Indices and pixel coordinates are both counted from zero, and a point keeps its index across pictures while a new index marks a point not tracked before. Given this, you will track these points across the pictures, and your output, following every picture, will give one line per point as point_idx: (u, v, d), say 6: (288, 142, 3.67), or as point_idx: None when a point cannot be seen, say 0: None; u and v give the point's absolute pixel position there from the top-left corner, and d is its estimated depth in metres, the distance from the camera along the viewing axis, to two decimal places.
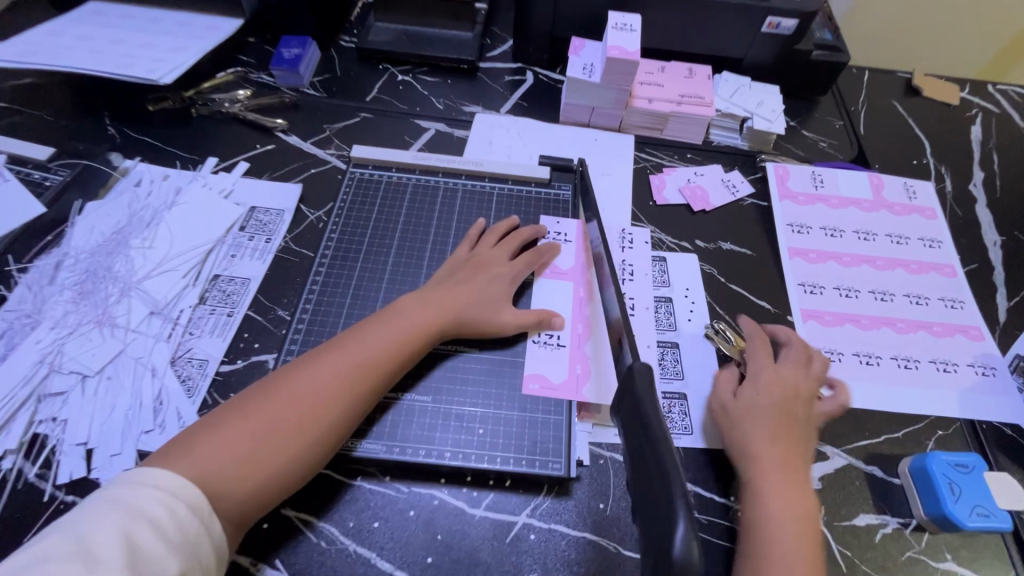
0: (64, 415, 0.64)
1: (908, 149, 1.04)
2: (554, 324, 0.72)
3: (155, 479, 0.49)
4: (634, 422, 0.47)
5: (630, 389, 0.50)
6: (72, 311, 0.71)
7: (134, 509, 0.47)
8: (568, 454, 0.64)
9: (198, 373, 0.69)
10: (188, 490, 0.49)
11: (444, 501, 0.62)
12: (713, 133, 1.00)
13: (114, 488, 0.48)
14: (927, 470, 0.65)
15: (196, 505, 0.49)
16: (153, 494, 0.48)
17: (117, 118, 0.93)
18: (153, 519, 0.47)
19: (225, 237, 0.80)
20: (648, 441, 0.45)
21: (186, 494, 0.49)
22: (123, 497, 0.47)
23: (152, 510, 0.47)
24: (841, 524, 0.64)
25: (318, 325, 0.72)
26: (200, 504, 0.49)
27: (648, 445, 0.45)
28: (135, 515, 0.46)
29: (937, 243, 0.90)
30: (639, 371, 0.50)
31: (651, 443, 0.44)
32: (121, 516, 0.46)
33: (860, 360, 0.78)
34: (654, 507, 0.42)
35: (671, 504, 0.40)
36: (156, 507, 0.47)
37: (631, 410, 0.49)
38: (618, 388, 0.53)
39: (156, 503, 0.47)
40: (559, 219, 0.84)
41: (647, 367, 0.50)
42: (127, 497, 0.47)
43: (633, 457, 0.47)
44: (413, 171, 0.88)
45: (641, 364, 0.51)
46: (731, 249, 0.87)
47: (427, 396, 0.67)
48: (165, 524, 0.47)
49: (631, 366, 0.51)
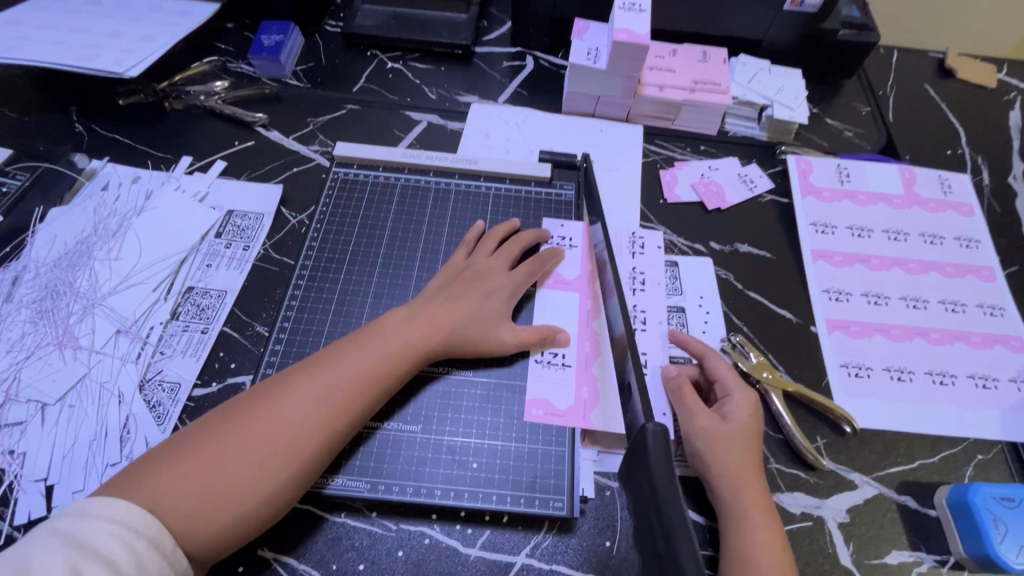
0: (22, 447, 0.59)
1: (942, 137, 0.96)
2: (558, 341, 0.66)
3: (110, 510, 0.44)
4: (645, 498, 0.40)
5: (642, 457, 0.43)
6: (30, 332, 0.66)
7: (85, 545, 0.42)
8: (571, 489, 0.59)
9: (168, 399, 0.63)
10: (148, 523, 0.45)
11: (435, 540, 0.57)
12: (729, 123, 0.92)
13: (66, 518, 0.43)
14: (968, 505, 0.59)
15: (157, 540, 0.45)
16: (108, 528, 0.43)
17: (85, 114, 0.86)
18: (107, 556, 0.42)
19: (200, 245, 0.74)
20: (658, 521, 0.38)
21: (146, 527, 0.44)
22: (75, 531, 0.42)
23: (107, 546, 0.42)
24: (872, 562, 0.59)
25: (298, 342, 0.66)
26: (161, 540, 0.45)
27: (657, 520, 0.38)
28: (85, 551, 0.41)
29: (975, 243, 0.83)
30: (652, 434, 0.43)
31: (661, 516, 0.38)
32: (72, 551, 0.41)
33: (891, 375, 0.71)
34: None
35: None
36: (110, 543, 0.42)
37: (642, 482, 0.42)
38: (627, 454, 0.46)
39: (112, 539, 0.43)
40: (563, 221, 0.77)
41: (663, 428, 0.44)
42: (80, 531, 0.43)
43: (642, 540, 0.40)
44: (402, 170, 0.81)
45: (655, 424, 0.44)
46: (749, 251, 0.80)
47: (415, 425, 0.61)
48: (120, 562, 0.42)
49: (644, 427, 0.44)
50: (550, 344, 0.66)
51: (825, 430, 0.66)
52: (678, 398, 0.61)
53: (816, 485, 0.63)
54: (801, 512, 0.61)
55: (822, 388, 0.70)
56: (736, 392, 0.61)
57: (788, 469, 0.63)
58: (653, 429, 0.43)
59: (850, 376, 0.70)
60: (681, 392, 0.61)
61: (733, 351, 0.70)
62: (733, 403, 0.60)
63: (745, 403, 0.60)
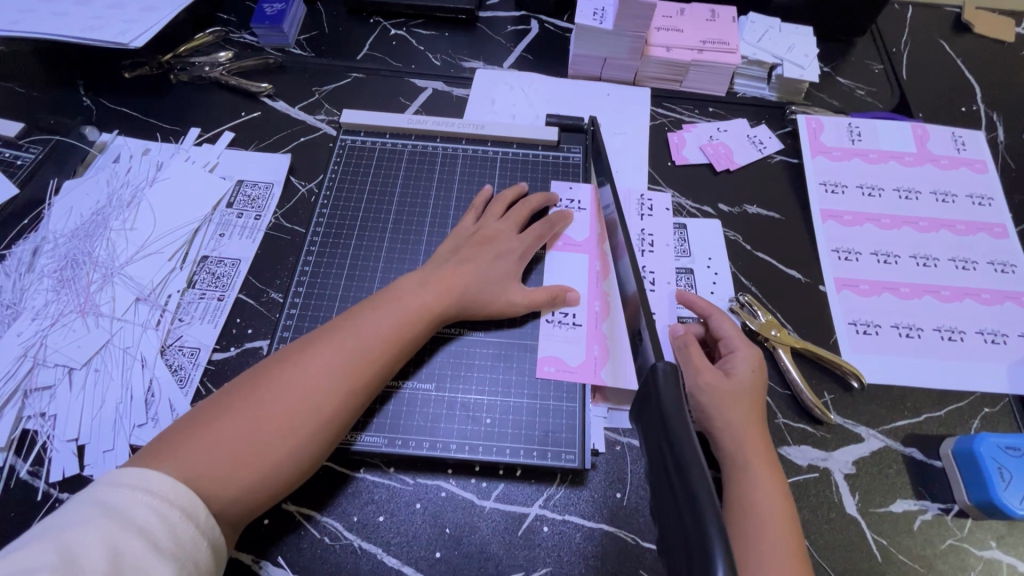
0: (53, 410, 0.61)
1: (956, 94, 0.94)
2: (568, 298, 0.67)
3: (143, 481, 0.44)
4: (656, 437, 0.42)
5: (653, 395, 0.44)
6: (53, 300, 0.68)
7: (123, 516, 0.42)
8: (582, 443, 0.60)
9: (189, 363, 0.65)
10: (180, 493, 0.45)
11: (452, 493, 0.59)
12: (738, 84, 0.91)
13: (100, 489, 0.43)
14: (974, 454, 0.60)
15: (191, 510, 0.45)
16: (143, 500, 0.43)
17: (92, 88, 0.86)
18: (144, 527, 0.42)
19: (212, 214, 0.75)
20: (681, 483, 0.37)
21: (181, 499, 0.44)
22: (112, 502, 0.42)
23: (144, 517, 0.42)
24: (877, 511, 0.60)
25: (313, 307, 0.67)
26: (194, 510, 0.45)
27: (679, 482, 0.37)
28: (125, 522, 0.41)
29: (988, 200, 0.82)
30: (663, 374, 0.44)
31: (684, 478, 0.37)
32: (110, 524, 0.41)
33: (900, 333, 0.71)
34: (682, 560, 0.35)
35: (707, 549, 0.33)
36: (146, 514, 0.42)
37: (652, 421, 0.43)
38: (636, 393, 0.47)
39: (148, 510, 0.43)
40: (571, 184, 0.77)
41: (673, 367, 0.45)
42: (116, 502, 0.42)
43: (657, 490, 0.40)
44: (409, 136, 0.81)
45: (665, 364, 0.45)
46: (758, 213, 0.80)
47: (429, 384, 0.63)
48: (157, 533, 0.42)
49: (654, 367, 0.45)
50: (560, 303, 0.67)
51: (833, 386, 0.67)
52: (684, 355, 0.62)
53: (823, 437, 0.64)
54: (807, 464, 0.62)
55: (830, 346, 0.70)
56: (739, 349, 0.62)
57: (796, 424, 0.64)
58: (663, 369, 0.45)
59: (858, 333, 0.71)
60: (686, 349, 0.62)
61: (742, 311, 0.71)
62: (736, 359, 0.61)
63: (750, 359, 0.61)
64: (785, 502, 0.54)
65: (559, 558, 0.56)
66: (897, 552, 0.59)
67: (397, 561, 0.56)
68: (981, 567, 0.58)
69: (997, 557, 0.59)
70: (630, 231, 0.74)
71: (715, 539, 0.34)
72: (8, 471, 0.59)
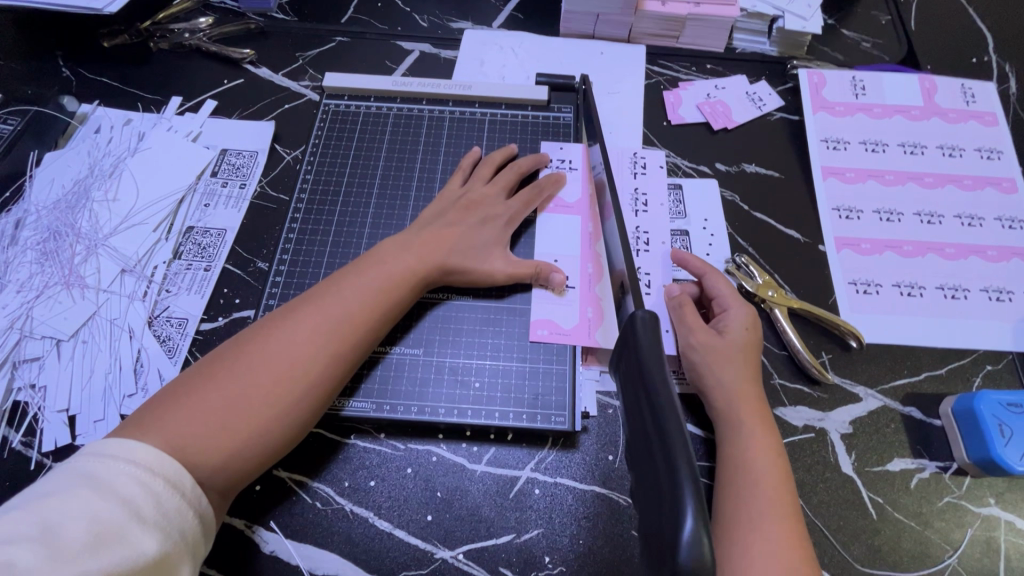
0: (42, 381, 0.61)
1: (966, 44, 0.89)
2: (553, 281, 0.63)
3: (123, 451, 0.43)
4: (635, 386, 0.41)
5: (631, 344, 0.43)
6: (38, 272, 0.67)
7: (104, 485, 0.41)
8: (573, 406, 0.60)
9: (177, 333, 0.64)
10: (162, 461, 0.44)
11: (443, 457, 0.59)
12: (737, 38, 0.87)
13: (81, 460, 0.43)
14: (974, 412, 0.59)
15: (175, 479, 0.44)
16: (124, 468, 0.42)
17: (71, 58, 0.84)
18: (125, 495, 0.41)
19: (196, 184, 0.74)
20: (659, 441, 0.36)
21: (162, 467, 0.44)
22: (92, 472, 0.42)
23: (125, 486, 0.42)
24: (874, 470, 0.59)
25: (299, 275, 0.66)
26: (178, 480, 0.44)
27: (658, 441, 0.36)
28: (105, 491, 0.41)
29: (997, 153, 0.79)
30: (642, 322, 0.43)
31: (662, 437, 0.36)
32: (90, 494, 0.40)
33: (901, 292, 0.69)
34: (658, 520, 0.34)
35: (677, 495, 0.33)
36: (127, 483, 0.42)
37: (631, 370, 0.42)
38: (617, 342, 0.47)
39: (128, 478, 0.42)
40: (562, 144, 0.75)
41: (652, 315, 0.44)
42: (97, 472, 0.42)
43: (637, 450, 0.39)
44: (394, 99, 0.78)
45: (644, 312, 0.44)
46: (756, 171, 0.77)
47: (417, 348, 0.62)
48: (138, 501, 0.41)
49: (633, 314, 0.45)
50: (545, 283, 0.64)
51: (831, 345, 0.66)
52: (677, 315, 0.61)
53: (820, 398, 0.63)
54: (803, 425, 0.61)
55: (829, 306, 0.68)
56: (732, 308, 0.61)
57: (792, 384, 0.63)
58: (642, 316, 0.44)
59: (858, 292, 0.69)
60: (679, 309, 0.61)
61: (738, 272, 0.69)
62: (729, 318, 0.60)
63: (743, 317, 0.60)
64: (779, 456, 0.53)
65: (550, 519, 0.56)
66: (894, 510, 0.58)
67: (389, 524, 0.56)
68: (978, 524, 0.57)
69: (995, 514, 0.58)
70: (623, 192, 0.72)
71: (684, 482, 0.33)
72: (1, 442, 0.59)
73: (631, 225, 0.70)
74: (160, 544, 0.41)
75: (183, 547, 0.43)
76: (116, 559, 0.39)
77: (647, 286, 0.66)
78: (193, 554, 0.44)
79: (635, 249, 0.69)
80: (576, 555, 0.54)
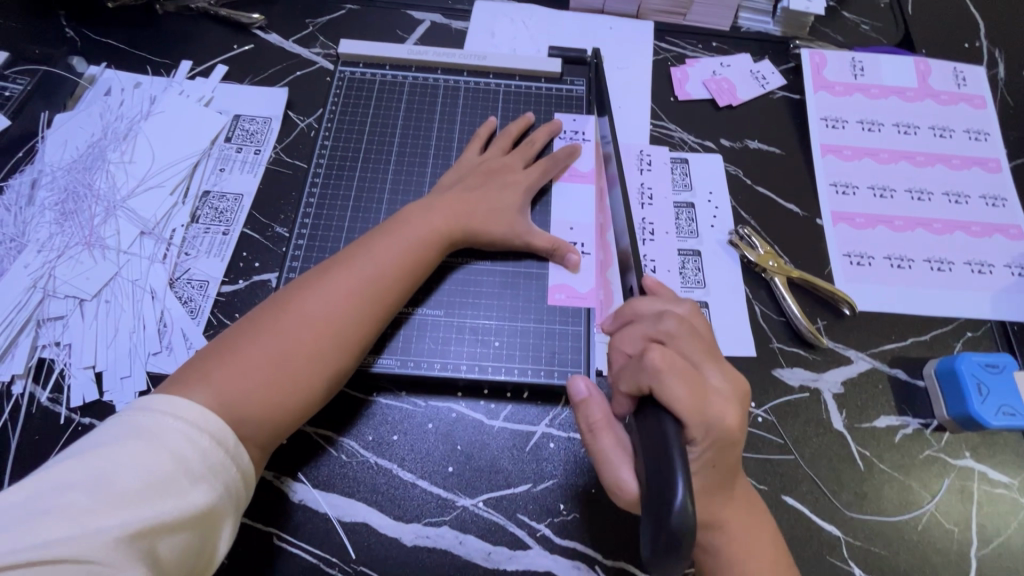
0: (66, 339, 0.63)
1: (959, 29, 0.93)
2: (569, 261, 0.66)
3: (175, 409, 0.45)
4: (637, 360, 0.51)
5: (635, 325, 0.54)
6: (58, 233, 0.68)
7: (154, 438, 0.43)
8: (588, 364, 0.63)
9: (199, 295, 0.66)
10: (210, 420, 0.46)
11: (462, 413, 0.62)
12: (743, 18, 0.89)
13: (132, 413, 0.45)
14: (956, 372, 0.64)
15: (221, 437, 0.46)
16: (172, 425, 0.44)
17: (74, 18, 0.83)
18: (175, 450, 0.43)
19: (211, 149, 0.74)
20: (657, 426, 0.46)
21: (209, 426, 0.46)
22: (143, 426, 0.44)
23: (175, 442, 0.43)
24: (862, 426, 0.64)
25: (319, 239, 0.68)
26: (222, 436, 0.46)
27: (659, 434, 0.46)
28: (155, 446, 0.43)
29: (985, 135, 0.83)
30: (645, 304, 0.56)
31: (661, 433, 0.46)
32: (142, 448, 0.42)
33: (892, 264, 0.73)
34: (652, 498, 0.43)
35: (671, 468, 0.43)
36: (176, 439, 0.44)
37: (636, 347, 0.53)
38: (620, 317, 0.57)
39: (177, 435, 0.44)
40: (575, 116, 0.76)
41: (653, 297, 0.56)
42: (147, 424, 0.44)
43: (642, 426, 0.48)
44: (409, 68, 0.79)
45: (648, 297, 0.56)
46: (758, 147, 0.80)
47: (438, 310, 0.64)
48: (188, 457, 0.43)
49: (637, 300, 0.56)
50: (560, 261, 0.66)
51: (825, 313, 0.70)
52: (653, 320, 0.53)
53: (815, 360, 0.67)
54: (799, 385, 0.66)
55: (824, 276, 0.72)
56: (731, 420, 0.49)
57: (788, 348, 0.68)
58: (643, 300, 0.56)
59: (852, 264, 0.73)
60: (653, 330, 0.52)
61: (741, 243, 0.72)
62: (709, 380, 0.49)
63: (734, 404, 0.49)
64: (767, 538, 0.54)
65: (566, 469, 0.59)
66: (879, 462, 0.63)
67: (412, 475, 0.59)
68: (955, 474, 0.62)
69: (970, 466, 0.63)
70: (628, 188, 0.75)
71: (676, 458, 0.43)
72: (29, 398, 0.60)
73: (637, 217, 0.73)
74: (207, 497, 0.43)
75: (227, 500, 0.45)
76: (167, 509, 0.41)
77: (651, 272, 0.70)
78: (235, 505, 0.46)
79: (641, 238, 0.72)
80: (589, 503, 0.58)
